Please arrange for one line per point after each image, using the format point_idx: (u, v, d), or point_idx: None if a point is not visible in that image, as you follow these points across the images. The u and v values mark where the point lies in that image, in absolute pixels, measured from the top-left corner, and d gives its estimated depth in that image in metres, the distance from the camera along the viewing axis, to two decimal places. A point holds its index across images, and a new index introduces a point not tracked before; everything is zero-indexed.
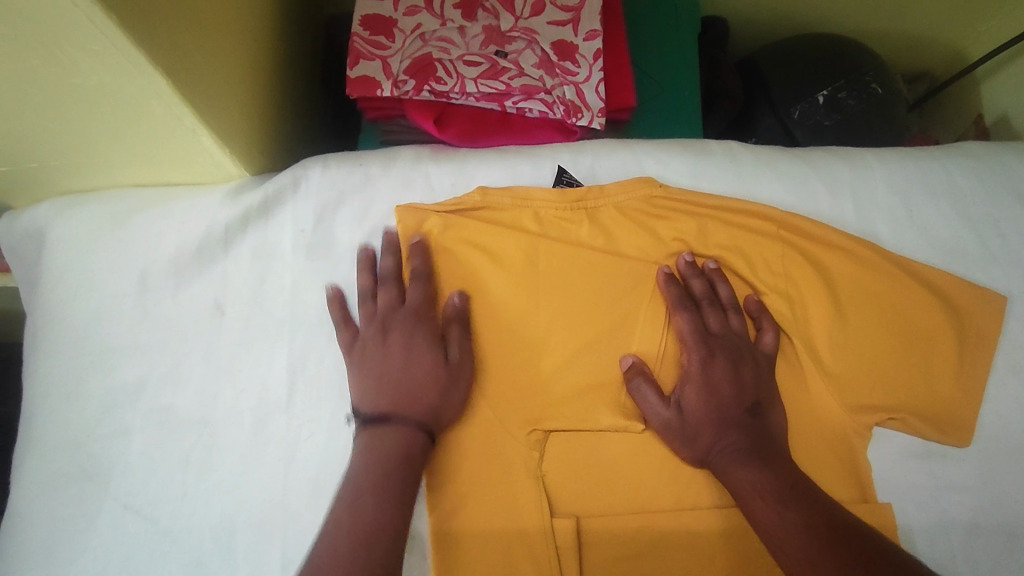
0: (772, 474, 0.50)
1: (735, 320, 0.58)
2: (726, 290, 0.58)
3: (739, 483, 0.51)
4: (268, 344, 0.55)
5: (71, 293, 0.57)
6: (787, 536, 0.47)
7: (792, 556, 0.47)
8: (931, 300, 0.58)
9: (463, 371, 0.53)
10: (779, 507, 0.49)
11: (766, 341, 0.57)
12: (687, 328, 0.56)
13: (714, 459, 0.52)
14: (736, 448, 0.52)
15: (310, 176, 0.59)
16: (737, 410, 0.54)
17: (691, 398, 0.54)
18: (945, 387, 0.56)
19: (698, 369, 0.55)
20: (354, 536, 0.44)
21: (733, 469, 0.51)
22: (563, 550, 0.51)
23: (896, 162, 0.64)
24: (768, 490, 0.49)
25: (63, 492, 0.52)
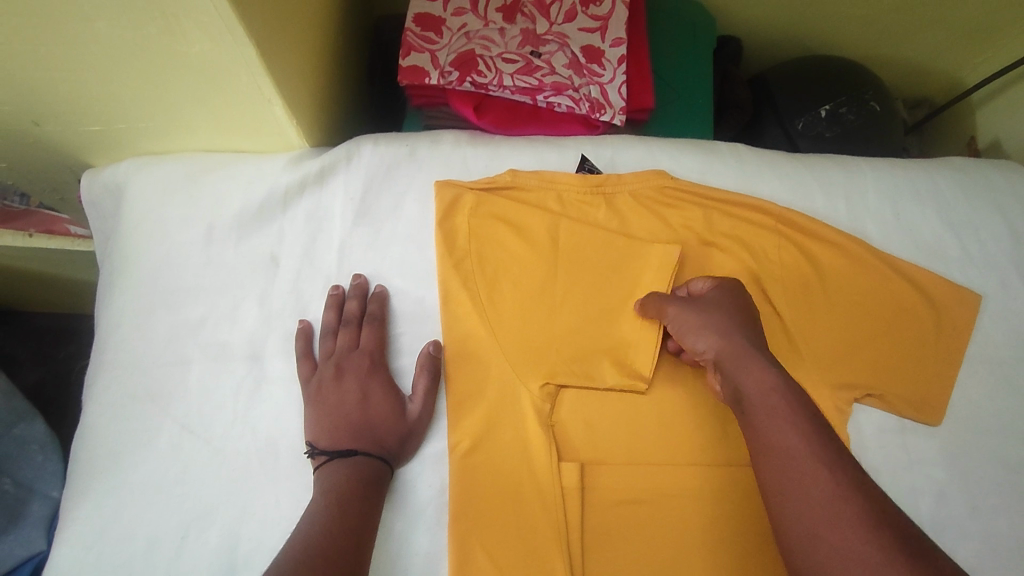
0: (790, 386, 0.50)
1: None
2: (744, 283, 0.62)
3: (756, 382, 0.51)
4: (316, 294, 0.63)
5: (146, 239, 0.65)
6: (793, 438, 0.46)
7: (795, 457, 0.46)
8: (911, 293, 0.64)
9: (419, 426, 0.58)
10: (792, 413, 0.48)
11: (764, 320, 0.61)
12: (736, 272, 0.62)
13: (734, 357, 0.53)
14: (754, 352, 0.53)
15: (362, 151, 0.66)
16: (754, 326, 0.56)
17: (716, 297, 0.58)
18: (920, 373, 0.63)
19: (731, 287, 0.59)
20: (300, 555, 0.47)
21: (748, 368, 0.51)
22: (568, 489, 0.57)
23: (887, 170, 0.71)
24: (783, 395, 0.49)
25: (129, 411, 0.59)
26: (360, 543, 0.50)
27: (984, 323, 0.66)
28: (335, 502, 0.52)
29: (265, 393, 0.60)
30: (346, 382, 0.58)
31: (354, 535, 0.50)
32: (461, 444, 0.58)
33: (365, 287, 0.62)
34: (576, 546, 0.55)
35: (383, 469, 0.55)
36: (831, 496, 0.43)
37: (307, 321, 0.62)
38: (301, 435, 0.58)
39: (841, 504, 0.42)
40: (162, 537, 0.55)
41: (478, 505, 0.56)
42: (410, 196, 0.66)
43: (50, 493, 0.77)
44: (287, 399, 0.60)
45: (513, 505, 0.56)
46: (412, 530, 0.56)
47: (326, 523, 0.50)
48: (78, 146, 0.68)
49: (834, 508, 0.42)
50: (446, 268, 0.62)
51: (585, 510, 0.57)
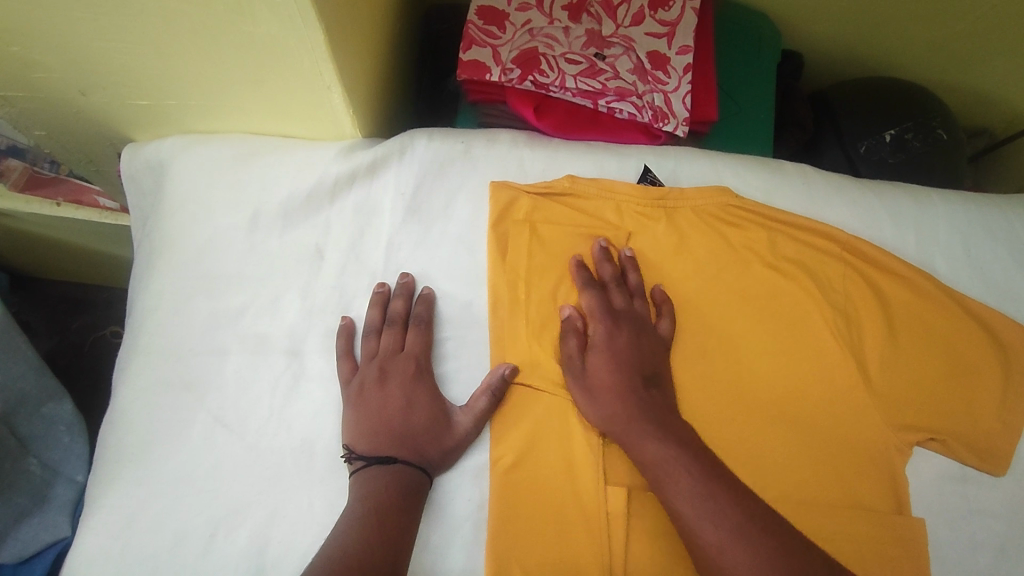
0: (685, 453, 0.51)
1: (640, 305, 0.60)
2: (635, 278, 0.61)
3: (648, 454, 0.52)
4: (360, 290, 0.61)
5: (188, 221, 0.63)
6: (694, 513, 0.48)
7: (700, 528, 0.48)
8: (979, 336, 0.61)
9: (467, 440, 0.55)
10: (695, 487, 0.49)
11: (663, 328, 0.60)
12: (593, 304, 0.59)
13: (622, 426, 0.53)
14: (641, 420, 0.53)
15: (416, 145, 0.64)
16: (636, 381, 0.56)
17: (598, 364, 0.57)
18: (985, 421, 0.59)
19: (604, 341, 0.58)
20: (331, 566, 0.45)
21: (647, 438, 0.52)
22: (613, 516, 0.54)
23: (959, 204, 0.68)
24: (680, 470, 0.50)
25: (161, 398, 0.57)
26: (398, 556, 0.48)
27: None
28: (370, 512, 0.49)
29: (303, 390, 0.58)
30: (389, 386, 0.56)
31: (392, 546, 0.48)
32: (504, 460, 0.55)
33: (411, 287, 0.60)
34: None
35: (423, 479, 0.53)
36: (754, 566, 0.45)
37: (349, 318, 0.60)
38: (338, 437, 0.56)
39: (738, 554, 0.46)
40: (189, 534, 0.53)
41: (518, 525, 0.53)
42: (462, 195, 0.64)
43: (74, 477, 0.77)
44: (326, 398, 0.57)
45: (554, 527, 0.54)
46: (448, 546, 0.54)
47: (365, 532, 0.48)
48: (123, 119, 0.66)
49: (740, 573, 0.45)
50: (498, 275, 0.60)
51: (629, 538, 0.54)
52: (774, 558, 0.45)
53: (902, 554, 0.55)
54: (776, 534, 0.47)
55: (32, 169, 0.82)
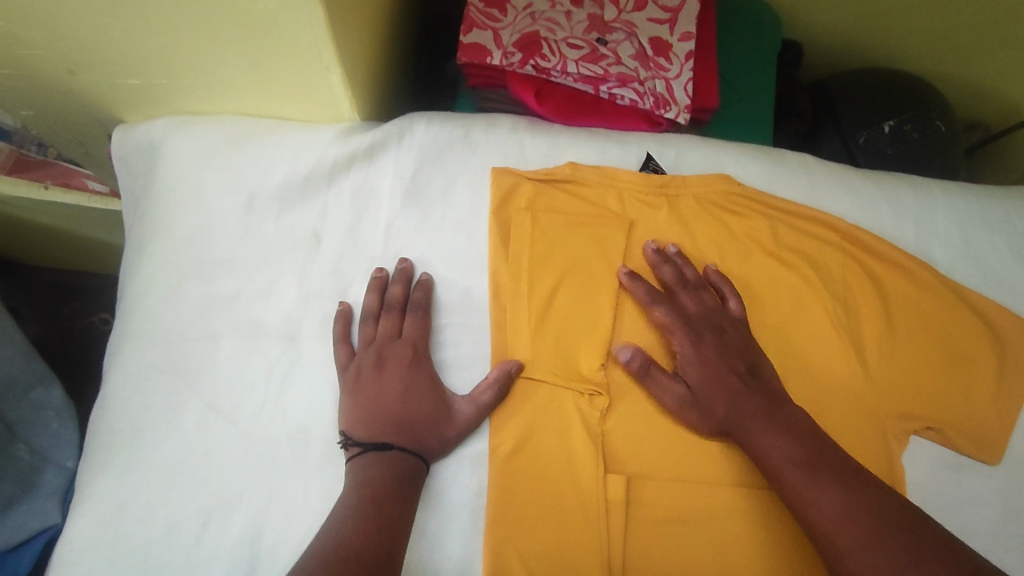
0: (799, 441, 0.52)
1: (707, 296, 0.60)
2: (693, 273, 0.61)
3: (767, 446, 0.52)
4: (358, 275, 0.60)
5: (180, 204, 0.61)
6: (815, 498, 0.49)
7: (824, 515, 0.48)
8: (977, 327, 0.61)
9: (467, 430, 0.54)
10: (811, 476, 0.50)
11: (732, 307, 0.60)
12: (666, 317, 0.59)
13: (738, 424, 0.54)
14: (752, 412, 0.54)
15: (415, 129, 0.63)
16: (735, 375, 0.56)
17: (695, 375, 0.57)
18: (982, 411, 0.59)
19: (687, 351, 0.58)
20: (328, 555, 0.44)
21: (763, 431, 0.53)
22: (612, 503, 0.54)
23: (958, 195, 0.68)
24: (797, 460, 0.51)
25: (153, 384, 0.56)
26: (394, 545, 0.47)
27: None
28: (367, 499, 0.49)
29: (299, 376, 0.57)
30: (386, 372, 0.55)
31: (388, 535, 0.47)
32: (502, 448, 0.55)
33: (410, 273, 0.59)
34: (617, 565, 0.53)
35: (419, 466, 0.52)
36: (877, 546, 0.45)
37: (346, 303, 0.59)
38: (334, 423, 0.55)
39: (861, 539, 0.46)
40: (183, 521, 0.52)
41: (517, 513, 0.53)
42: (462, 180, 0.63)
43: (64, 463, 0.75)
44: (322, 384, 0.57)
45: (553, 515, 0.54)
46: (445, 533, 0.53)
47: (361, 520, 0.47)
48: (112, 98, 0.64)
49: (867, 557, 0.45)
50: (498, 261, 0.60)
51: (628, 525, 0.54)
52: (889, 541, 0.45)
53: None
54: (887, 515, 0.47)
55: (19, 152, 0.79)
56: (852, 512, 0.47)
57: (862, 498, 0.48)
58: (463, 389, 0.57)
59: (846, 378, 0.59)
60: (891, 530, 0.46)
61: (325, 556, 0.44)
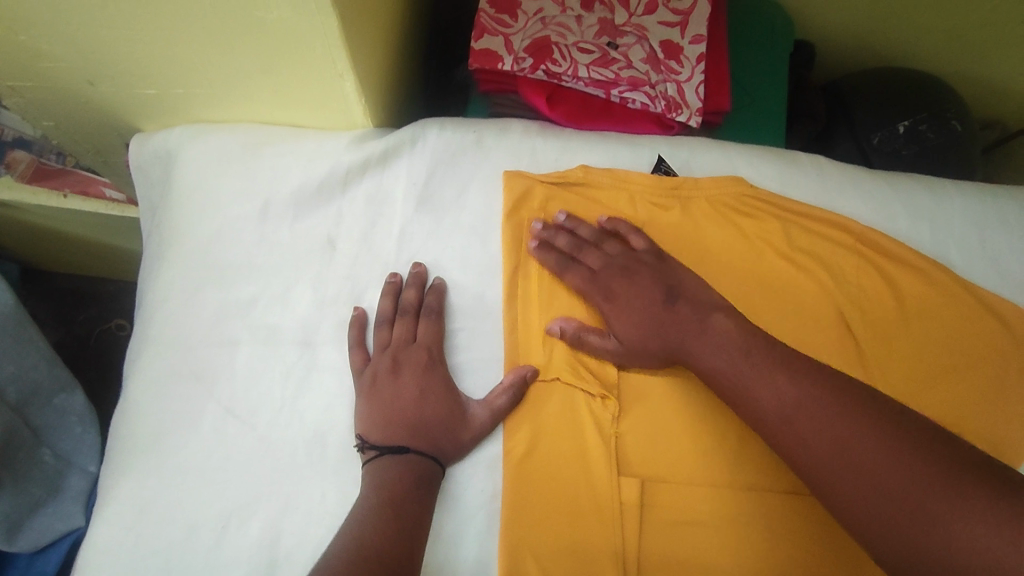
0: (739, 340, 0.52)
1: (610, 245, 0.61)
2: (586, 229, 0.62)
3: (768, 394, 0.48)
4: (372, 280, 0.61)
5: (198, 212, 0.62)
6: (824, 444, 0.45)
7: (772, 410, 0.48)
8: (989, 323, 0.61)
9: (482, 433, 0.55)
10: (754, 373, 0.50)
11: (636, 242, 0.61)
12: (580, 283, 0.60)
13: (730, 385, 0.51)
14: (681, 334, 0.54)
15: (428, 135, 0.64)
16: (659, 305, 0.57)
17: (626, 330, 0.57)
18: (1002, 413, 0.59)
19: (609, 304, 0.58)
20: (344, 554, 0.45)
21: (701, 345, 0.53)
22: (626, 505, 0.54)
23: (975, 195, 0.67)
24: (739, 355, 0.51)
25: (173, 389, 0.57)
26: (410, 549, 0.47)
27: None
28: (384, 499, 0.49)
29: (316, 381, 0.57)
30: (403, 376, 0.56)
31: (404, 539, 0.47)
32: (517, 449, 0.55)
33: (424, 277, 0.60)
34: (633, 566, 0.53)
35: (435, 470, 0.53)
36: (834, 432, 0.45)
37: (361, 308, 0.59)
38: (351, 427, 0.56)
39: (810, 426, 0.46)
40: (202, 524, 0.53)
41: (531, 515, 0.54)
42: (474, 184, 0.64)
43: (87, 467, 0.78)
44: (338, 389, 0.57)
45: (566, 517, 0.54)
46: (461, 537, 0.53)
47: (378, 523, 0.47)
48: (131, 109, 0.66)
49: (811, 439, 0.46)
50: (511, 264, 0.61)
51: (643, 528, 0.54)
52: (833, 423, 0.46)
53: None
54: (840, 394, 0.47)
55: (39, 161, 0.82)
56: (798, 404, 0.47)
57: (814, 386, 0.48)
58: (477, 393, 0.57)
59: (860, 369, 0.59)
60: (845, 411, 0.46)
61: (343, 558, 0.44)
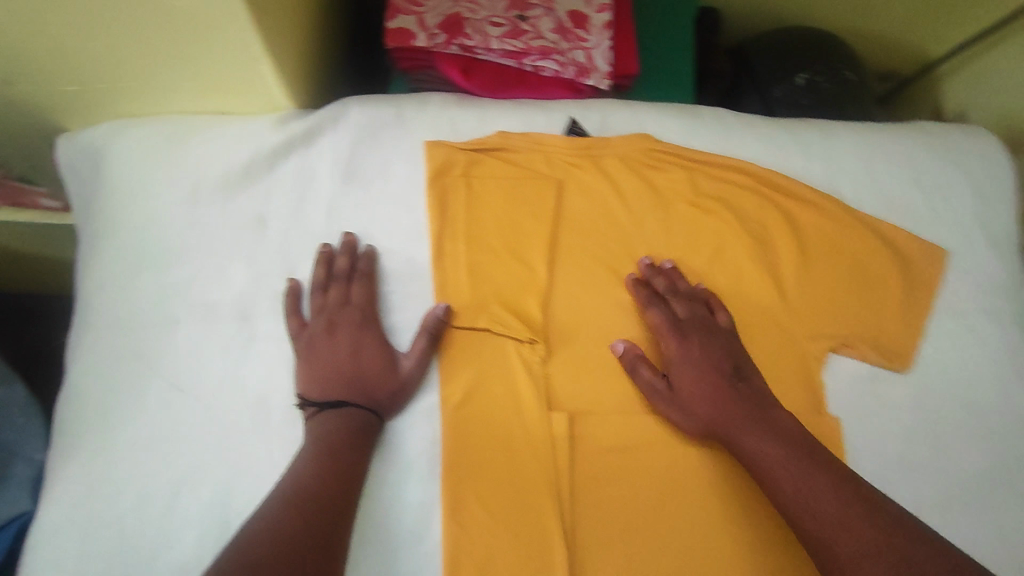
0: (788, 442, 0.54)
1: (698, 296, 0.64)
2: (683, 283, 0.64)
3: (799, 495, 0.50)
4: (304, 253, 0.63)
5: (128, 202, 0.64)
6: (852, 548, 0.46)
7: (800, 507, 0.50)
8: (877, 246, 0.67)
9: (412, 382, 0.58)
10: (801, 474, 0.51)
11: (720, 319, 0.63)
12: (658, 319, 0.62)
13: (773, 478, 0.52)
14: (738, 416, 0.56)
15: (349, 114, 0.67)
16: (723, 376, 0.59)
17: (681, 376, 0.60)
18: (890, 323, 0.65)
19: (676, 350, 0.61)
20: (279, 500, 0.48)
21: (753, 434, 0.55)
22: (558, 438, 0.59)
23: (861, 132, 0.73)
24: (785, 458, 0.53)
25: (114, 368, 0.59)
26: (348, 490, 0.51)
27: (953, 280, 0.68)
28: (320, 450, 0.52)
29: (254, 351, 0.60)
30: (339, 335, 0.59)
31: (343, 480, 0.51)
32: (454, 397, 0.59)
33: (355, 245, 0.63)
34: (566, 492, 0.57)
35: (372, 421, 0.56)
36: (868, 544, 0.46)
37: (295, 279, 0.62)
38: (292, 391, 0.58)
39: (848, 533, 0.47)
40: (153, 493, 0.55)
41: (470, 456, 0.57)
42: (398, 156, 0.67)
43: (34, 456, 0.75)
44: (277, 356, 0.60)
45: (503, 456, 0.58)
46: (403, 480, 0.57)
47: (317, 469, 0.51)
48: (54, 107, 0.67)
49: (847, 544, 0.46)
50: (438, 228, 0.64)
51: (574, 457, 0.59)
52: (869, 535, 0.46)
53: None
54: (874, 508, 0.48)
55: None
56: (837, 514, 0.48)
57: (851, 497, 0.49)
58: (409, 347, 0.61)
59: (760, 306, 0.65)
60: (873, 517, 0.47)
61: (281, 501, 0.48)
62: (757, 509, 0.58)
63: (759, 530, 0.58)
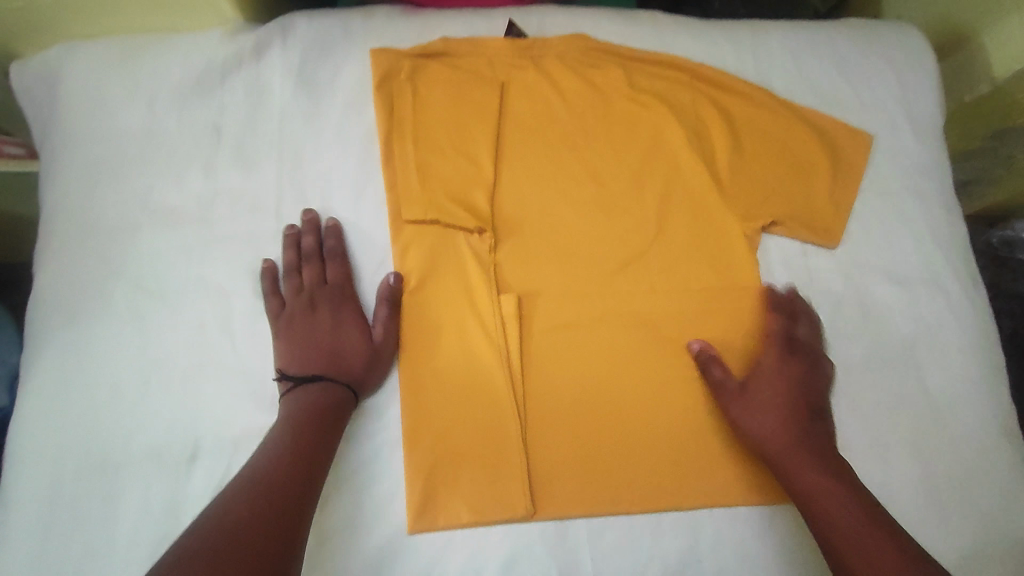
0: (849, 486, 0.56)
1: (806, 328, 0.64)
2: (803, 304, 0.65)
3: (834, 507, 0.54)
4: (259, 160, 0.66)
5: (84, 118, 0.66)
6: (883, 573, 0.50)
7: (839, 523, 0.54)
8: (807, 132, 0.71)
9: (387, 351, 0.60)
10: (848, 501, 0.55)
11: (823, 364, 0.63)
12: (776, 326, 0.64)
13: (814, 508, 0.55)
14: (801, 449, 0.58)
15: (297, 26, 0.69)
16: (806, 411, 0.61)
17: (756, 381, 0.63)
18: (820, 203, 0.69)
19: (773, 361, 0.63)
20: (247, 479, 0.50)
21: (817, 469, 0.57)
22: (508, 318, 0.62)
23: (790, 29, 0.76)
24: (842, 496, 0.55)
25: (80, 271, 0.61)
26: (311, 469, 0.52)
27: (877, 161, 0.72)
28: (293, 425, 0.54)
29: (214, 250, 0.63)
30: (320, 313, 0.61)
31: (305, 459, 0.52)
32: (408, 284, 0.63)
33: (317, 222, 0.63)
34: (517, 366, 0.61)
35: (348, 397, 0.58)
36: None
37: (271, 260, 0.63)
38: (254, 287, 0.62)
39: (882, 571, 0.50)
40: (127, 383, 0.58)
41: (426, 337, 0.61)
42: (346, 66, 0.69)
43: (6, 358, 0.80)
44: (238, 255, 0.63)
45: (456, 336, 0.62)
46: None
47: (279, 452, 0.52)
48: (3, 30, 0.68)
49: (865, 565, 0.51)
50: (386, 129, 0.66)
51: (524, 334, 0.63)
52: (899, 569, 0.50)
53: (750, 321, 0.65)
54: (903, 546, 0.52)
55: None
56: (877, 542, 0.52)
57: (887, 536, 0.52)
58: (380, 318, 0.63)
59: (697, 191, 0.68)
60: (897, 546, 0.52)
61: (243, 489, 0.49)
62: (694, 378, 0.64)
63: (696, 399, 0.63)
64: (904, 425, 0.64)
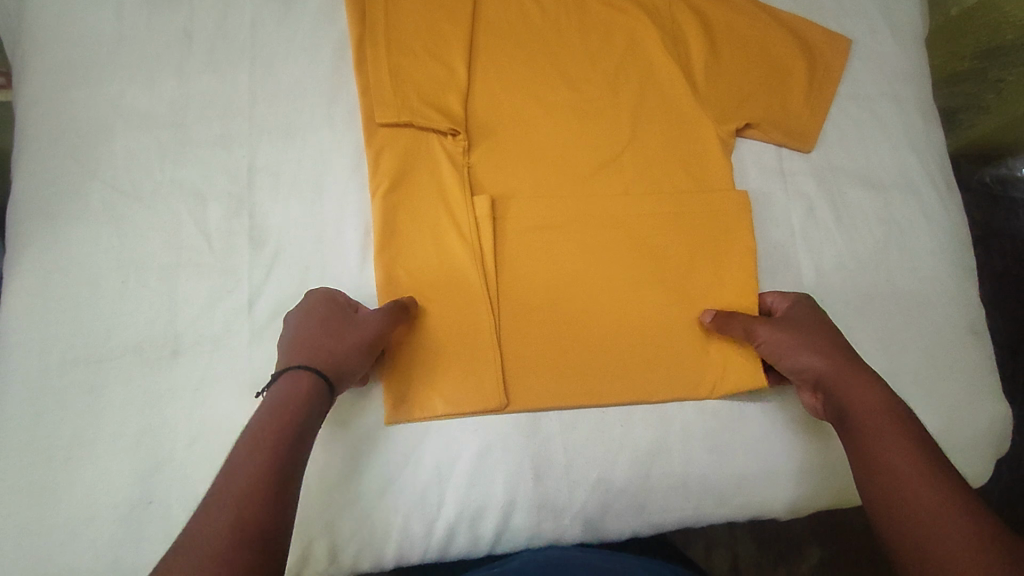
0: (902, 412, 0.51)
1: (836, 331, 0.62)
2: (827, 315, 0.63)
3: (889, 432, 0.49)
4: (232, 65, 0.66)
5: (54, 22, 0.65)
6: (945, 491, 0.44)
7: (895, 448, 0.48)
8: (784, 35, 0.70)
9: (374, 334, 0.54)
10: (905, 426, 0.50)
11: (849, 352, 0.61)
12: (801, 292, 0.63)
13: (863, 426, 0.51)
14: (848, 373, 0.55)
15: None
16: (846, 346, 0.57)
17: (792, 316, 0.60)
18: (795, 107, 0.69)
19: (805, 306, 0.61)
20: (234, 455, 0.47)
21: (864, 392, 0.53)
22: (481, 219, 0.63)
23: None
24: (896, 419, 0.50)
25: (55, 174, 0.61)
26: (290, 485, 0.46)
27: (854, 66, 0.72)
28: (282, 402, 0.50)
29: (189, 154, 0.63)
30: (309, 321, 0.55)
31: (280, 475, 0.45)
32: (382, 186, 0.62)
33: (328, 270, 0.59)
34: (491, 266, 0.62)
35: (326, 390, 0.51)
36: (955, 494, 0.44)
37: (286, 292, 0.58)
38: (229, 189, 0.62)
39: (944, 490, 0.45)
40: (106, 282, 0.59)
41: (401, 237, 0.62)
42: None
43: None
44: (212, 158, 0.63)
45: (430, 236, 0.63)
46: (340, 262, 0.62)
47: (249, 466, 0.45)
48: None
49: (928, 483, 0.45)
50: (358, 31, 0.66)
51: (497, 235, 0.63)
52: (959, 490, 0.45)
53: (723, 223, 0.66)
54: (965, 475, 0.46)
55: None
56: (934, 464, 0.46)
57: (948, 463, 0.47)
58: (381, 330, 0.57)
59: (672, 96, 0.68)
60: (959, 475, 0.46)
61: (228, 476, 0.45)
62: (666, 281, 0.64)
63: (667, 300, 0.64)
64: (877, 323, 0.65)
